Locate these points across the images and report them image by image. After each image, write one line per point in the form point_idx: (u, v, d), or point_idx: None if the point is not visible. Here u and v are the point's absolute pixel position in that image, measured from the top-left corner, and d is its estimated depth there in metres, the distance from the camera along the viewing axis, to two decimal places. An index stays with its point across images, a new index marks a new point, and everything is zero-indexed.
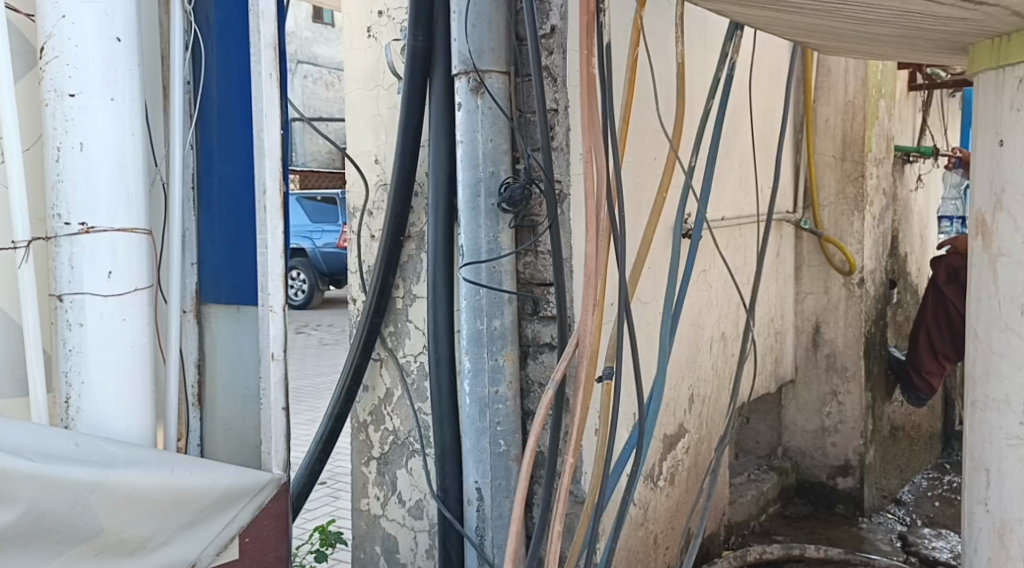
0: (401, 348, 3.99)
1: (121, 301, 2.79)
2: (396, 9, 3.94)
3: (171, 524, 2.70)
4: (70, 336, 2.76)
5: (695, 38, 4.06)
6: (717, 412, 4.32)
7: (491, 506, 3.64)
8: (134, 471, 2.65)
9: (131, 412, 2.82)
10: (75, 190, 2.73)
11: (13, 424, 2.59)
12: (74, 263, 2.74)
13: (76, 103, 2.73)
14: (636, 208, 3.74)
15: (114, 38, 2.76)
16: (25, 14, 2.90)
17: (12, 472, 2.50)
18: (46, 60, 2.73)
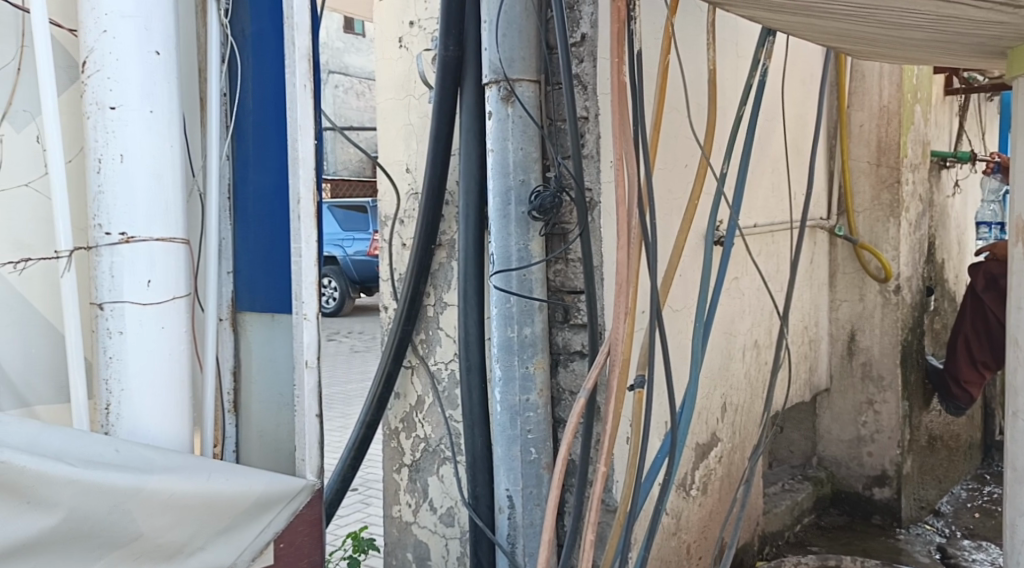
0: (432, 355, 3.99)
1: (160, 310, 2.78)
2: (427, 18, 3.95)
3: (207, 529, 2.68)
4: (110, 344, 2.75)
5: (727, 44, 4.03)
6: (751, 420, 4.29)
7: (522, 514, 3.63)
8: (170, 477, 2.64)
9: (170, 419, 2.80)
10: (116, 201, 2.73)
11: (54, 431, 2.59)
12: (114, 272, 2.73)
13: (117, 116, 2.72)
14: (668, 215, 3.72)
15: (153, 51, 2.75)
16: (66, 28, 2.85)
17: (52, 478, 2.51)
18: (87, 74, 2.73)
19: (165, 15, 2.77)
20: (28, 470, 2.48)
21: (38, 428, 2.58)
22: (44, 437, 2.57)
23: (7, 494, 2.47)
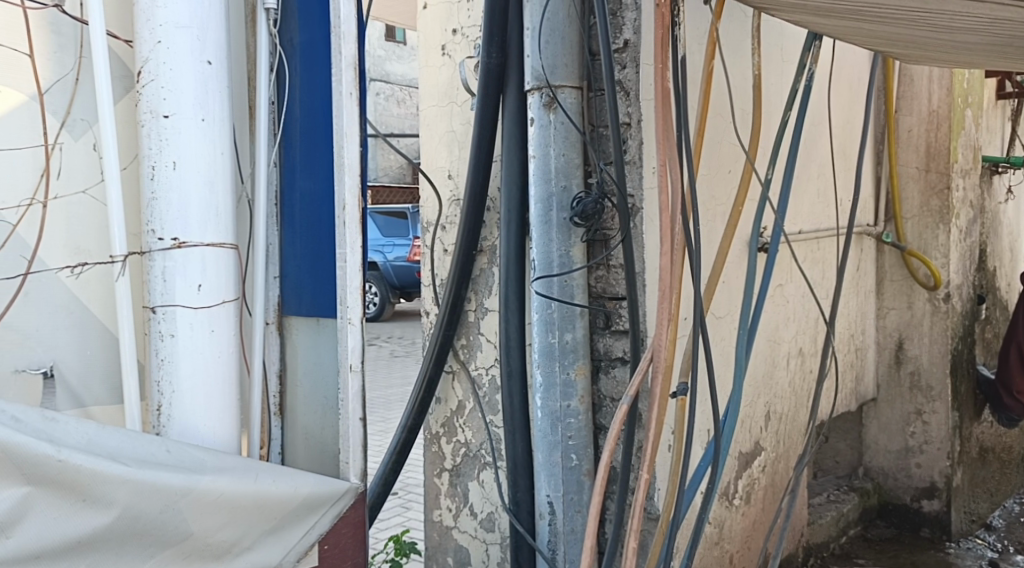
0: (473, 360, 3.97)
1: (210, 313, 2.76)
2: (470, 26, 3.93)
3: (255, 529, 2.65)
4: (162, 346, 2.73)
5: (773, 49, 3.99)
6: (796, 429, 4.23)
7: (563, 520, 3.59)
8: (221, 478, 2.61)
9: (221, 422, 2.79)
10: (169, 207, 2.71)
11: (109, 431, 2.55)
12: (167, 277, 2.72)
13: (171, 124, 2.71)
14: (711, 221, 3.67)
15: (205, 61, 2.74)
16: (123, 39, 2.84)
17: (108, 476, 2.47)
18: (142, 83, 2.72)
19: (217, 24, 2.76)
20: (85, 468, 2.44)
21: (95, 428, 2.53)
22: (101, 436, 2.53)
23: (63, 492, 2.43)
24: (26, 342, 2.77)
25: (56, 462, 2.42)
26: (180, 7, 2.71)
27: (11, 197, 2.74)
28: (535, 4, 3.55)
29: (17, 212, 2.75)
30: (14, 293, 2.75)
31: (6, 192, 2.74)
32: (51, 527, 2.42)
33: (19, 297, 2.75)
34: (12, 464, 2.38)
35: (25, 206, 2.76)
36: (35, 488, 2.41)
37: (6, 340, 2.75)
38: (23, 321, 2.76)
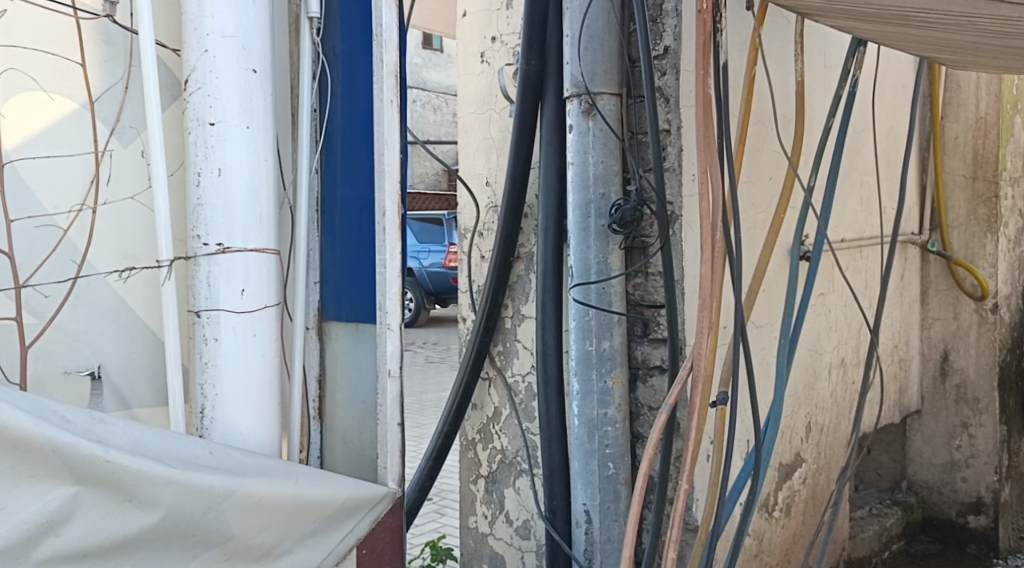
0: (510, 367, 3.94)
1: (253, 318, 2.75)
2: (509, 33, 3.92)
3: (295, 532, 2.64)
4: (205, 350, 2.72)
5: (816, 56, 3.94)
6: (839, 441, 4.18)
7: (600, 529, 3.55)
8: (262, 481, 2.59)
9: (264, 425, 2.78)
10: (214, 213, 2.71)
11: (155, 432, 2.53)
12: (211, 281, 2.71)
13: (217, 131, 2.70)
14: (752, 229, 3.62)
15: (250, 69, 2.74)
16: (171, 48, 2.84)
17: (154, 477, 2.45)
18: (188, 91, 2.71)
19: (262, 33, 2.76)
20: (132, 469, 2.42)
21: (140, 430, 2.51)
22: (146, 438, 2.51)
23: (110, 492, 2.40)
24: (74, 343, 2.77)
25: (104, 462, 2.39)
26: (226, 16, 2.71)
27: (62, 202, 2.75)
28: (575, 12, 3.53)
29: (68, 217, 2.76)
30: (64, 297, 2.76)
31: (58, 197, 2.75)
32: (98, 527, 2.39)
33: (68, 301, 2.76)
34: (61, 463, 2.36)
35: (75, 211, 2.77)
36: (83, 487, 2.38)
37: (55, 341, 2.75)
38: (73, 324, 2.77)
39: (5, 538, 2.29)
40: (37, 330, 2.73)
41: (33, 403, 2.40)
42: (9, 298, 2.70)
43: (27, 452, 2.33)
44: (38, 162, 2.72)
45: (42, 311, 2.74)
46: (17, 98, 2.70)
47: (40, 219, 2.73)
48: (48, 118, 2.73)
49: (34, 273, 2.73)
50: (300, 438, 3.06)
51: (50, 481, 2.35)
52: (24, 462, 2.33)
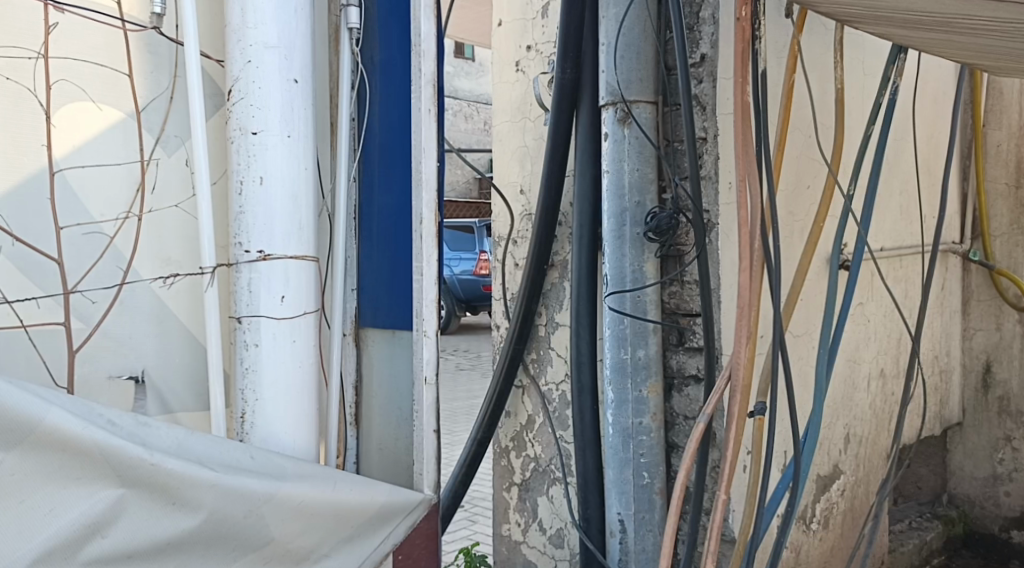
0: (544, 375, 3.94)
1: (292, 324, 2.76)
2: (545, 42, 3.92)
3: (333, 537, 2.63)
4: (246, 355, 2.73)
5: (856, 63, 3.91)
6: (878, 453, 4.14)
7: (634, 539, 3.53)
8: (301, 486, 2.60)
9: (303, 431, 2.78)
10: (255, 221, 2.72)
11: (198, 436, 2.54)
12: (252, 288, 2.72)
13: (258, 141, 2.71)
14: (790, 237, 3.60)
15: (292, 79, 2.75)
16: (215, 59, 2.87)
17: (198, 480, 2.46)
18: (231, 101, 2.73)
19: (303, 43, 2.77)
20: (176, 472, 2.43)
21: (184, 433, 2.52)
22: (190, 441, 2.52)
23: (154, 495, 2.41)
24: (118, 348, 2.79)
25: (149, 464, 2.41)
26: (269, 27, 2.72)
27: (109, 210, 2.78)
28: (611, 21, 3.53)
29: (115, 224, 2.78)
30: (110, 303, 2.78)
31: (104, 204, 2.77)
32: (143, 528, 2.40)
33: (114, 307, 2.79)
34: (107, 464, 2.37)
35: (122, 219, 2.79)
36: (129, 490, 2.39)
37: (100, 346, 2.77)
38: (117, 329, 2.79)
39: (53, 539, 2.30)
40: (84, 335, 2.75)
41: (80, 407, 2.41)
42: (57, 303, 2.72)
43: (75, 455, 2.35)
44: (85, 171, 2.75)
45: (89, 317, 2.76)
46: (67, 108, 2.73)
47: (88, 226, 2.76)
48: (97, 127, 2.76)
49: (82, 280, 2.75)
50: (337, 443, 3.06)
51: (95, 483, 2.36)
52: (71, 464, 2.34)
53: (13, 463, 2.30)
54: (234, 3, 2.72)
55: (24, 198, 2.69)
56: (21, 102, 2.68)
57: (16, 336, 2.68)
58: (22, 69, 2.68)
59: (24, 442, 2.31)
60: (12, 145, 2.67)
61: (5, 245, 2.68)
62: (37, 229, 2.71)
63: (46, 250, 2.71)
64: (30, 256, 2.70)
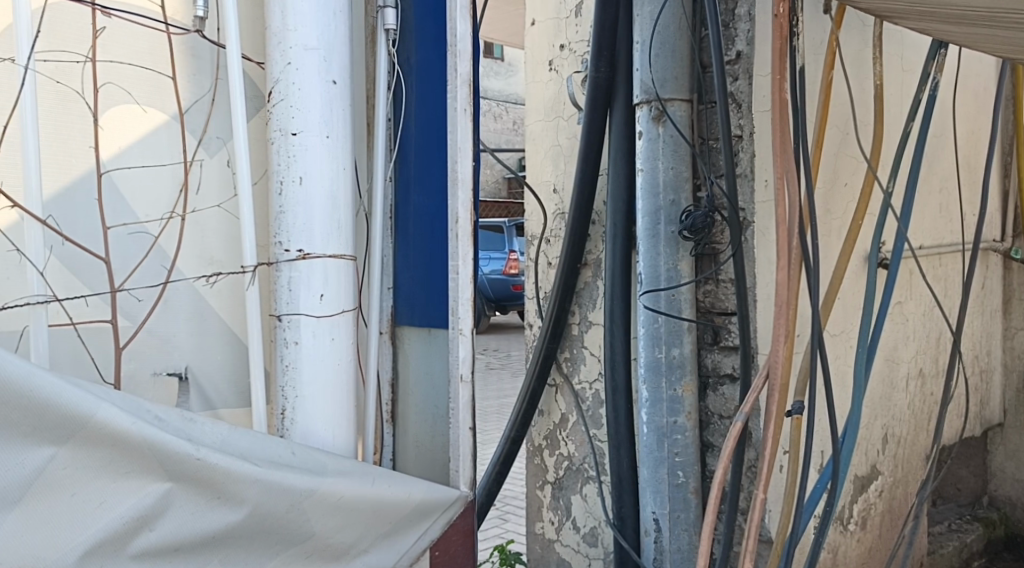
0: (577, 374, 3.94)
1: (331, 322, 2.76)
2: (578, 41, 3.91)
3: (371, 532, 2.64)
4: (286, 353, 2.74)
5: (894, 59, 3.87)
6: (916, 453, 4.11)
7: (669, 538, 3.51)
8: (341, 481, 2.60)
9: (341, 428, 2.79)
10: (296, 220, 2.73)
11: (242, 431, 2.54)
12: (292, 286, 2.73)
13: (298, 142, 2.72)
14: (828, 235, 3.58)
15: (331, 81, 2.76)
16: (255, 61, 2.89)
17: (242, 476, 2.46)
18: (272, 102, 2.74)
19: (342, 44, 2.78)
20: (221, 468, 2.44)
21: (228, 428, 2.53)
22: (234, 437, 2.53)
23: (199, 489, 2.42)
24: (163, 346, 2.81)
25: (195, 460, 2.41)
26: (309, 29, 2.73)
27: (154, 210, 2.80)
28: (645, 19, 3.52)
29: (159, 224, 2.80)
30: (155, 301, 2.80)
31: (149, 205, 2.79)
32: (189, 523, 2.41)
33: (159, 305, 2.80)
34: (155, 459, 2.38)
35: (166, 219, 2.81)
36: (175, 484, 2.40)
37: (146, 344, 2.80)
38: (162, 326, 2.81)
39: (101, 533, 2.32)
40: (130, 333, 2.77)
41: (128, 402, 2.42)
42: (105, 302, 2.75)
43: (124, 450, 2.36)
44: (131, 172, 2.77)
45: (134, 315, 2.78)
46: (114, 111, 2.75)
47: (133, 226, 2.78)
48: (141, 130, 2.78)
49: (128, 278, 2.78)
50: (374, 439, 3.07)
51: (142, 478, 2.38)
52: (118, 458, 2.35)
53: (64, 457, 2.31)
54: (274, 6, 2.73)
55: (72, 198, 2.71)
56: (70, 105, 2.70)
57: (64, 334, 2.71)
58: (71, 73, 2.70)
59: (75, 436, 2.32)
60: (61, 146, 2.69)
61: (55, 244, 2.69)
62: (84, 228, 2.73)
63: (94, 249, 2.73)
64: (78, 255, 2.72)
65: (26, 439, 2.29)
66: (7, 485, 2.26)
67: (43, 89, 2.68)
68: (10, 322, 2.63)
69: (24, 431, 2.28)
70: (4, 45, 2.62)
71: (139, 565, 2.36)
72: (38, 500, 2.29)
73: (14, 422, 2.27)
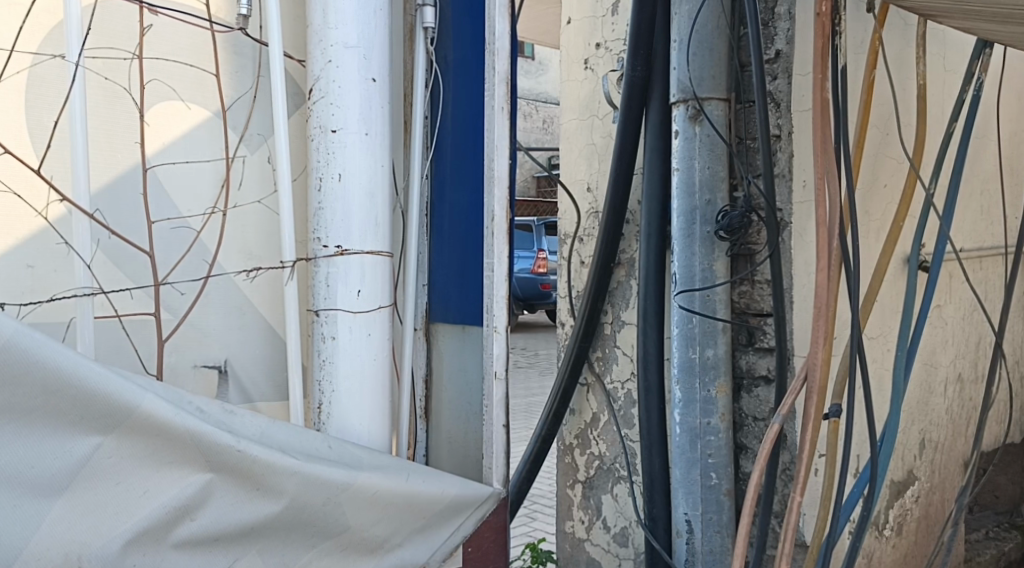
0: (609, 374, 3.92)
1: (368, 318, 2.75)
2: (614, 39, 3.89)
3: (406, 527, 2.63)
4: (323, 348, 2.74)
5: (937, 59, 3.83)
6: (953, 459, 4.06)
7: (702, 540, 3.48)
8: (377, 476, 2.59)
9: (378, 424, 2.78)
10: (334, 217, 2.72)
11: (281, 425, 2.54)
12: (330, 282, 2.72)
13: (337, 139, 2.71)
14: (868, 237, 3.54)
15: (370, 79, 2.74)
16: (297, 60, 2.88)
17: (281, 468, 2.46)
18: (312, 100, 2.73)
19: (382, 42, 2.77)
20: (261, 460, 2.43)
21: (267, 421, 2.53)
22: (273, 430, 2.52)
23: (239, 480, 2.42)
24: (203, 338, 2.81)
25: (236, 451, 2.41)
26: (350, 27, 2.72)
27: (196, 205, 2.80)
28: (683, 17, 3.49)
29: (201, 219, 2.80)
30: (197, 295, 2.80)
31: (191, 200, 2.79)
32: (229, 514, 2.41)
33: (201, 299, 2.80)
34: (197, 450, 2.38)
35: (207, 214, 2.81)
36: (216, 475, 2.40)
37: (188, 337, 2.80)
38: (203, 319, 2.81)
39: (143, 522, 2.32)
40: (172, 326, 2.78)
41: (170, 393, 2.42)
42: (148, 295, 2.75)
43: (167, 440, 2.36)
44: (175, 168, 2.77)
45: (177, 308, 2.78)
46: (159, 107, 2.75)
47: (175, 221, 2.78)
48: (185, 126, 2.78)
49: (171, 272, 2.78)
50: (408, 435, 3.06)
51: (185, 468, 2.37)
52: (161, 449, 2.35)
53: (110, 446, 2.32)
54: (316, 4, 2.72)
55: (118, 191, 2.72)
56: (117, 101, 2.71)
57: (110, 326, 2.71)
58: (118, 70, 2.71)
59: (120, 426, 2.32)
60: (107, 140, 2.70)
61: (102, 238, 2.70)
62: (130, 221, 2.73)
63: (138, 242, 2.74)
64: (123, 248, 2.72)
65: (72, 428, 2.29)
66: (53, 474, 2.26)
67: (91, 86, 2.68)
68: (56, 314, 2.64)
69: (71, 419, 2.29)
70: (54, 41, 2.64)
71: (180, 554, 2.35)
72: (84, 488, 2.29)
73: (62, 411, 2.28)
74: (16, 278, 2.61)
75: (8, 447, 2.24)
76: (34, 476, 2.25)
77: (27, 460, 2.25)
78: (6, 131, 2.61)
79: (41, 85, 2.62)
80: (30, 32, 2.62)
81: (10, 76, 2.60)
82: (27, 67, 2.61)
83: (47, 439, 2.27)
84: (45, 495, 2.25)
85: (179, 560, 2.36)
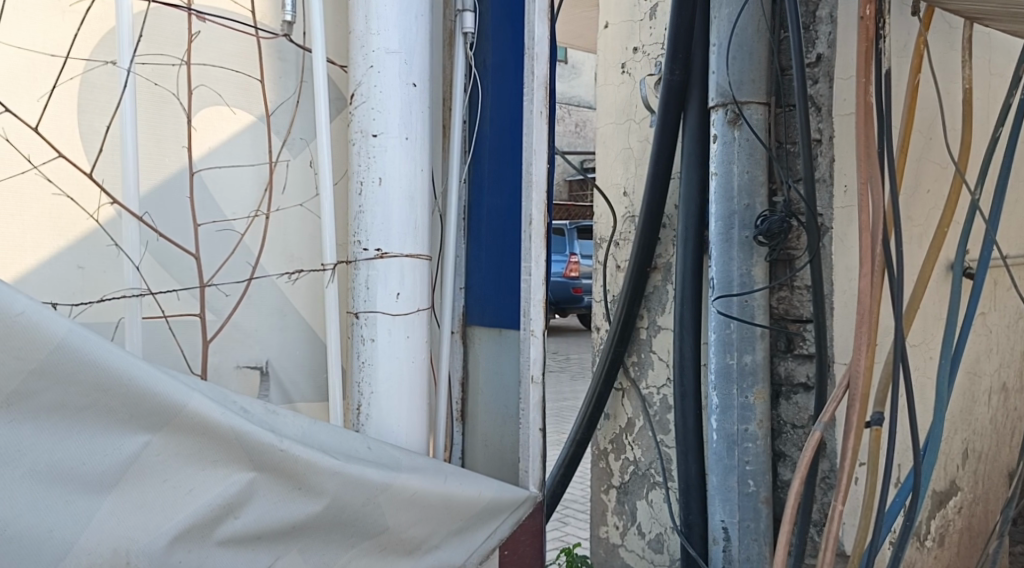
0: (644, 378, 3.89)
1: (406, 320, 2.74)
2: (651, 44, 3.85)
3: (443, 528, 2.62)
4: (362, 350, 2.73)
5: (981, 62, 3.77)
6: (996, 470, 4.00)
7: (739, 547, 3.44)
8: (416, 477, 2.58)
9: (416, 427, 2.77)
10: (375, 220, 2.70)
11: (322, 425, 2.53)
12: (369, 284, 2.71)
13: (378, 143, 2.70)
14: (911, 242, 3.50)
15: (411, 83, 2.73)
16: (339, 65, 2.88)
17: (323, 468, 2.45)
18: (354, 105, 2.72)
19: (423, 46, 2.75)
20: (303, 459, 2.42)
21: (308, 422, 2.51)
22: (314, 430, 2.51)
23: (282, 479, 2.41)
24: (245, 339, 2.81)
25: (279, 450, 2.40)
26: (391, 32, 2.70)
27: (240, 208, 2.79)
28: (723, 21, 3.46)
29: (245, 222, 2.80)
30: (240, 296, 2.80)
31: (235, 203, 2.79)
32: (271, 512, 2.40)
33: (244, 300, 2.80)
34: (240, 449, 2.37)
35: (251, 217, 2.80)
36: (260, 474, 2.39)
37: (230, 337, 2.79)
38: (245, 320, 2.80)
39: (186, 520, 2.31)
40: (217, 326, 2.77)
41: (215, 392, 2.42)
42: (194, 297, 2.74)
43: (211, 439, 2.35)
44: (220, 170, 2.77)
45: (221, 309, 2.78)
46: (205, 112, 2.75)
47: (221, 224, 2.77)
48: (229, 129, 2.78)
49: (216, 273, 2.77)
50: (445, 438, 3.04)
51: (229, 467, 2.36)
52: (205, 448, 2.35)
53: (157, 445, 2.31)
54: (358, 10, 2.71)
55: (165, 192, 2.71)
56: (165, 106, 2.71)
57: (157, 326, 2.71)
58: (167, 76, 2.70)
59: (166, 425, 2.32)
60: (155, 145, 2.70)
61: (150, 240, 2.70)
62: (177, 224, 2.73)
63: (184, 244, 2.73)
64: (169, 250, 2.72)
65: (121, 427, 2.28)
66: (103, 471, 2.26)
67: (142, 93, 2.69)
68: (105, 314, 2.64)
69: (120, 417, 2.28)
70: (106, 49, 2.64)
71: (224, 552, 2.34)
72: (132, 486, 2.28)
73: (112, 409, 2.27)
74: (67, 279, 2.61)
75: (60, 445, 2.23)
76: (84, 473, 2.24)
77: (78, 457, 2.24)
78: (58, 133, 2.61)
79: (93, 90, 2.62)
80: (84, 39, 2.62)
81: (63, 82, 2.60)
82: (80, 73, 2.62)
83: (96, 437, 2.26)
84: (95, 492, 2.25)
85: (222, 558, 2.35)
